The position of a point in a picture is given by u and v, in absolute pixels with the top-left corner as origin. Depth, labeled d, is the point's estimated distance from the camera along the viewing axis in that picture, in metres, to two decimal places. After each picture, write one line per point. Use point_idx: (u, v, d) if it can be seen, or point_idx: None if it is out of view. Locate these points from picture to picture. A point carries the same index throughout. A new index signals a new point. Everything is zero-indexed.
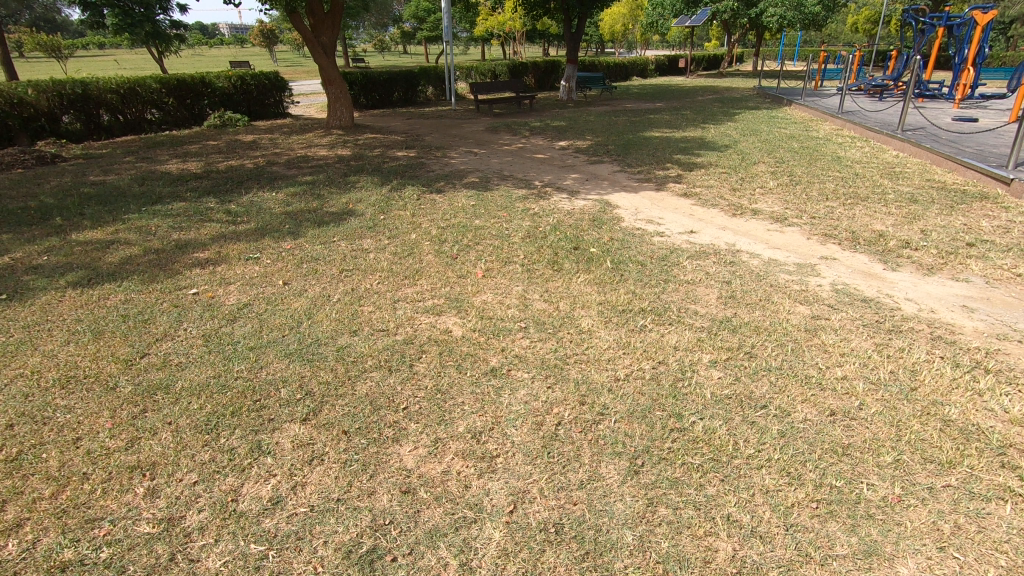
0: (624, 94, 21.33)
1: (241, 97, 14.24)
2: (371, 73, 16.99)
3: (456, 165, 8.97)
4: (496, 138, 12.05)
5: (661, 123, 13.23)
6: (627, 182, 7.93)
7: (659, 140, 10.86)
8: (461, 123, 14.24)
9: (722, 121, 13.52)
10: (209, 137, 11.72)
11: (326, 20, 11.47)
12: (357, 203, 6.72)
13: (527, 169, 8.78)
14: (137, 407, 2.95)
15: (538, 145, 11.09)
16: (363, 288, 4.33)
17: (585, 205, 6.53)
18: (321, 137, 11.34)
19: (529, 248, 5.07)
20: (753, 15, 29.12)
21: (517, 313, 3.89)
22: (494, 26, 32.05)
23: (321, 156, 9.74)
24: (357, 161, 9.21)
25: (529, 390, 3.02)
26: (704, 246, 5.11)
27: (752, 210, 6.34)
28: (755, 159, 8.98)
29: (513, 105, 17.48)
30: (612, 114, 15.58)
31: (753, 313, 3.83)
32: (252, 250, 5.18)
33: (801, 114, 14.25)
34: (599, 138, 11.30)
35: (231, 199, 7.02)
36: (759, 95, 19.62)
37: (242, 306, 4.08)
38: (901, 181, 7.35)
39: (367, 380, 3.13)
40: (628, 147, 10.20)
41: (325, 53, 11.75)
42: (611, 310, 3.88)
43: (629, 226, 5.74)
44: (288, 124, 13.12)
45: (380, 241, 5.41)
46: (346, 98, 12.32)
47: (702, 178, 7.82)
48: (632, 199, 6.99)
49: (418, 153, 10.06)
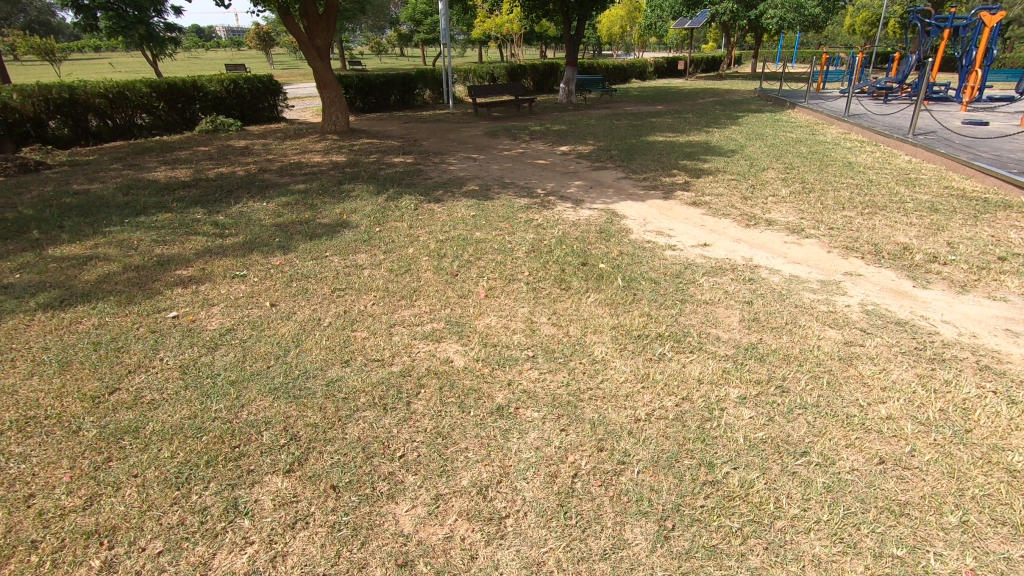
0: (624, 96, 21.04)
1: (233, 101, 13.91)
2: (367, 76, 16.68)
3: (454, 172, 8.66)
4: (495, 142, 11.75)
5: (664, 126, 12.96)
6: (632, 190, 7.63)
7: (663, 144, 10.57)
8: (459, 127, 13.93)
9: (726, 125, 13.25)
10: (200, 142, 11.40)
11: (321, 22, 11.18)
12: (352, 214, 6.40)
13: (528, 175, 8.48)
14: (100, 455, 2.62)
15: (539, 150, 10.79)
16: (357, 310, 4.02)
17: (590, 215, 6.24)
18: (315, 142, 11.03)
19: (534, 264, 4.76)
20: (753, 16, 28.87)
21: (524, 339, 3.58)
22: (491, 28, 31.76)
23: (315, 162, 9.42)
24: (352, 167, 8.90)
25: (540, 433, 2.71)
26: (719, 261, 4.82)
27: (766, 220, 6.05)
28: (764, 165, 8.70)
29: (512, 109, 17.19)
30: (613, 117, 15.31)
31: (780, 338, 3.52)
32: (238, 267, 4.86)
33: (806, 118, 13.99)
34: (601, 142, 11.01)
35: (219, 209, 6.70)
36: (761, 98, 19.36)
37: (224, 333, 3.75)
38: (918, 188, 7.07)
39: (359, 421, 2.82)
40: (632, 153, 9.90)
41: (319, 57, 11.46)
42: (626, 335, 3.58)
43: (639, 239, 5.45)
44: (282, 129, 12.81)
45: (375, 256, 5.09)
46: (341, 102, 12.00)
47: (710, 185, 7.53)
48: (639, 208, 6.70)
49: (416, 159, 9.75)
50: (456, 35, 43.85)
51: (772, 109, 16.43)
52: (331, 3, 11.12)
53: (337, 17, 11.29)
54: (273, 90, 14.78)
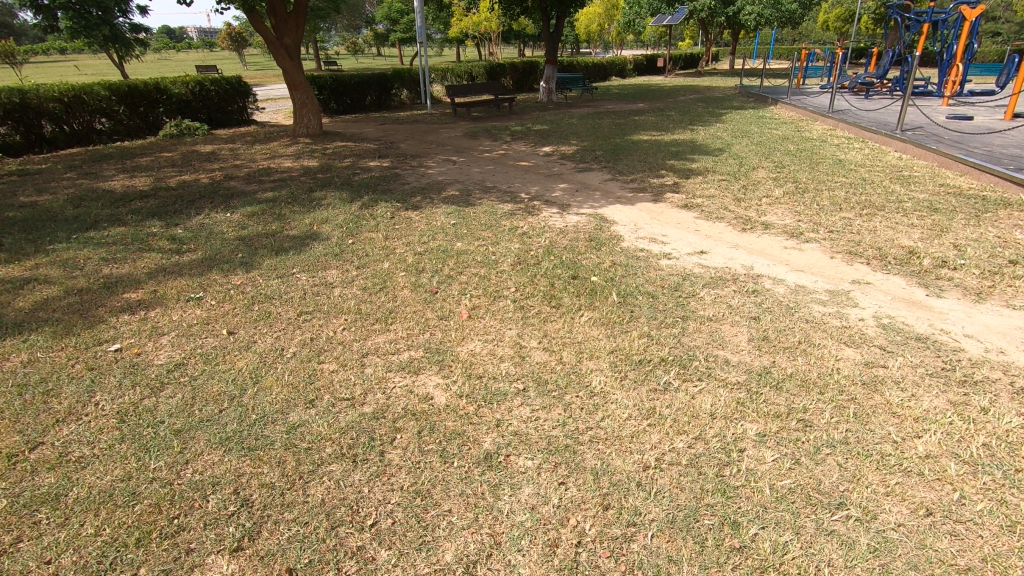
0: (605, 95, 20.78)
1: (200, 103, 13.30)
2: (341, 76, 16.15)
3: (433, 176, 8.25)
4: (475, 144, 11.35)
5: (648, 125, 12.69)
6: (620, 192, 7.31)
7: (648, 144, 10.28)
8: (438, 128, 13.50)
9: (710, 122, 13.04)
10: (164, 148, 10.81)
11: (290, 20, 10.67)
12: (323, 225, 5.96)
13: (511, 178, 8.11)
14: (8, 534, 2.18)
15: (521, 151, 10.41)
16: (325, 337, 3.60)
17: (579, 221, 5.91)
18: (286, 146, 10.53)
19: (521, 278, 4.38)
20: (731, 13, 28.83)
21: (513, 368, 3.19)
22: (469, 26, 31.27)
23: (285, 168, 8.92)
24: (325, 173, 8.43)
25: (536, 487, 2.33)
26: (719, 271, 4.50)
27: (762, 223, 5.77)
28: (753, 163, 8.44)
29: (491, 109, 16.80)
30: (596, 116, 15.02)
31: (795, 361, 3.20)
32: (194, 288, 4.40)
33: (789, 114, 13.83)
34: (585, 142, 10.69)
35: (178, 221, 6.20)
36: (742, 94, 19.22)
37: (173, 369, 3.30)
38: (914, 186, 6.85)
39: (324, 479, 2.41)
40: (617, 153, 9.59)
41: (289, 57, 10.93)
42: (626, 362, 3.22)
43: (631, 246, 5.12)
44: (251, 133, 12.26)
45: (348, 271, 4.67)
46: (313, 104, 11.42)
47: (701, 186, 7.24)
48: (629, 212, 6.38)
49: (392, 162, 9.31)
50: (433, 33, 43.27)
51: (755, 105, 16.27)
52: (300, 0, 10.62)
53: (307, 14, 10.80)
54: (242, 92, 14.19)
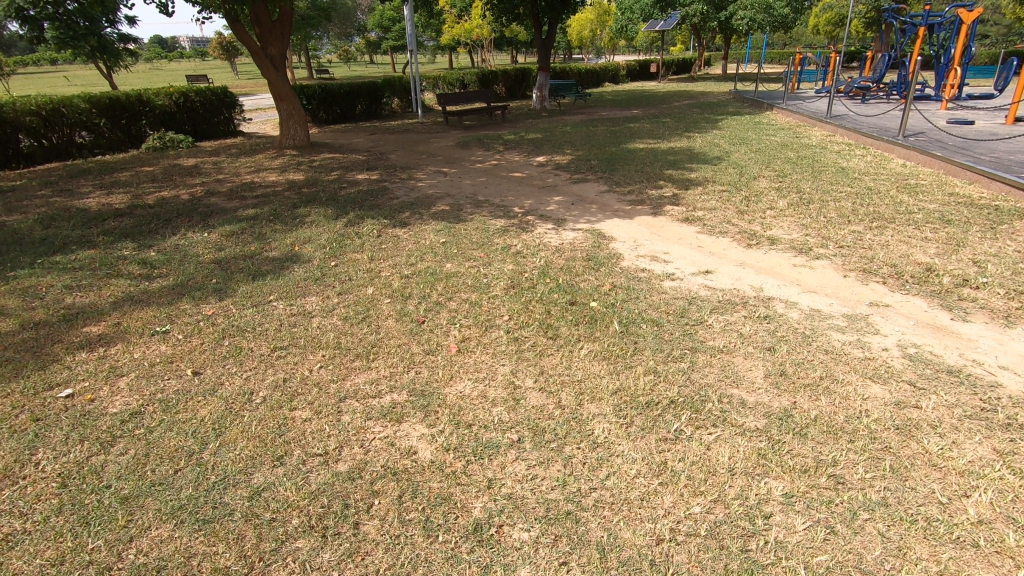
0: (598, 101, 20.56)
1: (185, 115, 12.97)
2: (330, 85, 15.86)
3: (423, 190, 7.94)
4: (467, 154, 11.05)
5: (643, 132, 12.45)
6: (617, 205, 7.02)
7: (645, 152, 10.01)
8: (429, 138, 13.20)
9: (706, 129, 12.81)
10: (145, 162, 10.47)
11: (274, 29, 10.38)
12: (304, 245, 5.64)
13: (504, 191, 7.81)
14: None
15: (514, 161, 10.13)
16: (299, 378, 3.27)
17: (576, 238, 5.61)
18: (272, 159, 10.21)
19: (514, 305, 4.07)
20: (723, 18, 28.75)
21: (506, 413, 2.88)
22: (461, 34, 31.05)
23: (269, 182, 8.59)
24: (311, 188, 8.11)
25: (534, 569, 2.01)
26: (727, 293, 4.21)
27: (768, 238, 5.49)
28: (754, 173, 8.18)
29: (484, 117, 16.53)
30: (590, 123, 14.78)
31: (817, 401, 2.89)
32: (161, 321, 4.06)
33: (786, 119, 13.62)
34: (580, 151, 10.42)
35: (152, 242, 5.87)
36: (737, 100, 19.04)
37: (127, 418, 2.96)
38: (922, 196, 6.60)
39: (289, 561, 2.08)
40: (613, 162, 9.31)
41: (274, 67, 10.64)
42: (632, 404, 2.91)
43: (632, 266, 4.83)
44: (237, 145, 11.93)
45: (328, 298, 4.35)
46: (300, 114, 11.13)
47: (701, 198, 6.97)
48: (628, 227, 6.10)
49: (381, 175, 8.99)
50: (425, 41, 43.09)
51: (750, 111, 16.07)
52: (285, 9, 10.35)
53: (292, 23, 10.53)
54: (228, 103, 13.85)
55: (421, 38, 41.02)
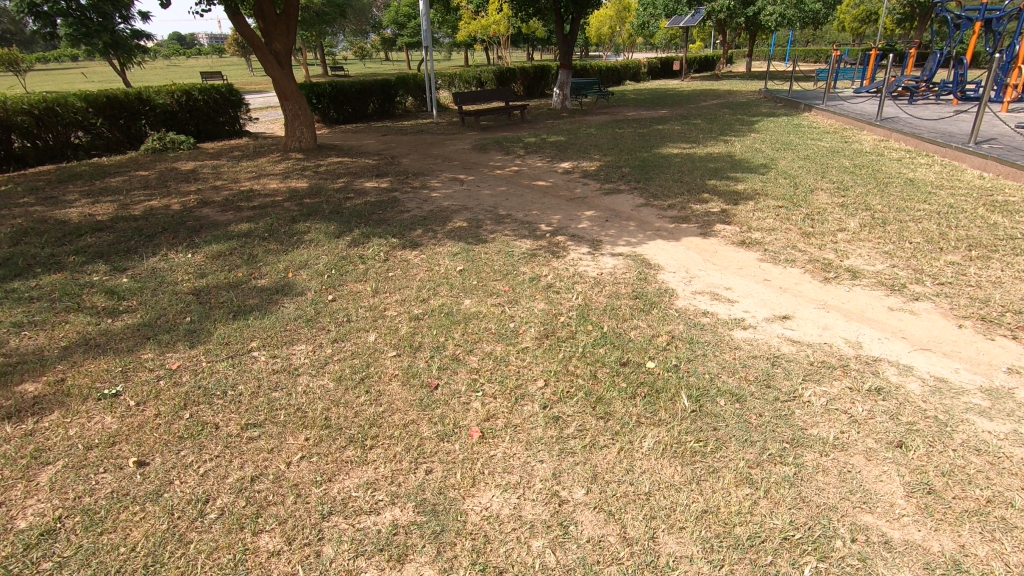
0: (620, 101, 19.62)
1: (188, 115, 12.33)
2: (342, 83, 15.13)
3: (438, 201, 7.14)
4: (485, 158, 10.23)
5: (674, 136, 11.54)
6: (659, 222, 6.15)
7: (680, 159, 9.13)
8: (445, 139, 12.40)
9: (743, 132, 11.87)
10: (141, 166, 9.81)
11: (279, 23, 9.64)
12: (299, 271, 4.86)
13: (527, 204, 6.98)
14: None
15: (537, 168, 9.29)
16: (272, 478, 2.47)
17: (616, 266, 4.78)
18: (275, 163, 9.49)
19: (551, 366, 3.23)
20: (750, 14, 27.58)
21: (552, 553, 2.05)
22: (478, 30, 30.22)
23: (269, 191, 7.85)
24: (314, 198, 7.35)
25: None
26: (817, 352, 3.34)
27: (848, 270, 4.60)
28: (810, 184, 7.26)
29: (502, 118, 15.70)
30: (615, 125, 13.90)
31: (996, 545, 2.03)
32: (112, 378, 3.28)
33: (830, 122, 12.61)
34: (608, 157, 9.57)
35: (128, 264, 5.14)
36: (769, 100, 17.99)
37: (34, 542, 2.17)
38: (1019, 217, 5.65)
39: None
40: (647, 170, 8.44)
41: (278, 63, 9.89)
42: (730, 544, 2.06)
43: (690, 306, 3.98)
44: (240, 147, 11.24)
45: (320, 349, 3.55)
46: (306, 115, 10.37)
47: (755, 215, 6.09)
48: (675, 251, 5.25)
49: (392, 183, 8.21)
50: (441, 37, 42.39)
51: (786, 112, 15.06)
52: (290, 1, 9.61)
53: (298, 17, 9.78)
54: (234, 102, 13.18)
55: (436, 34, 40.28)
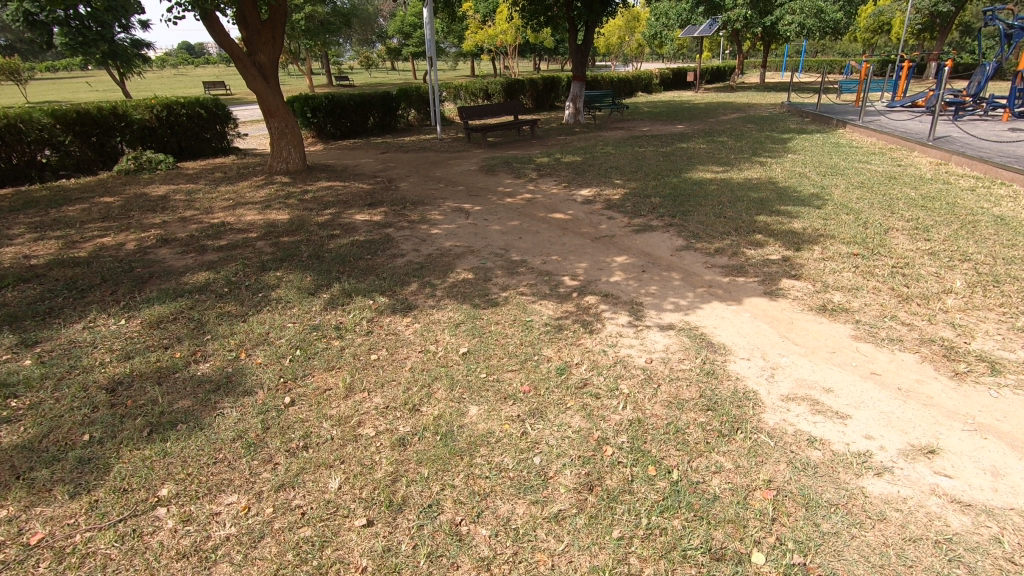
0: (636, 115, 18.58)
1: (169, 132, 11.31)
2: (339, 96, 14.13)
3: (438, 241, 6.04)
4: (494, 182, 9.15)
5: (703, 157, 10.44)
6: (707, 273, 5.03)
7: (716, 186, 8.02)
8: (449, 159, 11.36)
9: (777, 153, 10.78)
10: (108, 190, 8.77)
11: (263, 32, 8.60)
12: (256, 351, 3.75)
13: (545, 246, 5.88)
14: None
15: (552, 195, 8.20)
16: None
17: (670, 347, 3.64)
18: (256, 189, 8.45)
19: (601, 559, 2.09)
20: (769, 23, 26.51)
21: None
22: (484, 40, 29.36)
23: (244, 225, 6.77)
24: (293, 235, 6.26)
25: None
26: (1008, 532, 2.18)
27: (984, 359, 3.44)
28: (879, 222, 6.14)
29: (511, 133, 14.65)
30: (634, 143, 12.85)
31: None
32: None
33: (872, 141, 11.49)
34: (633, 182, 8.47)
35: (41, 334, 4.04)
36: (795, 115, 16.89)
37: None
38: None
39: None
40: (680, 201, 7.33)
41: (262, 76, 8.84)
42: None
43: (789, 427, 2.83)
44: (224, 168, 10.22)
45: (255, 508, 2.41)
46: (294, 132, 9.30)
47: (827, 267, 4.97)
48: (738, 321, 4.12)
49: (387, 214, 7.13)
50: (447, 47, 41.59)
51: (818, 129, 13.96)
52: (275, 7, 8.57)
53: (284, 25, 8.74)
54: (221, 116, 12.18)
55: (443, 43, 39.47)
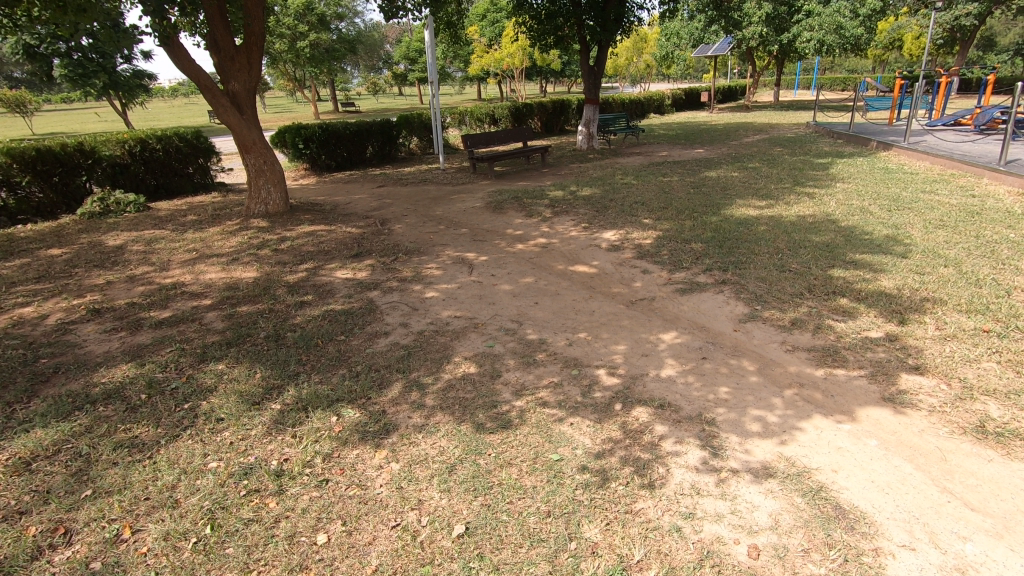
0: (652, 138, 17.49)
1: (144, 168, 10.28)
2: (334, 125, 13.10)
3: (432, 310, 4.82)
4: (502, 223, 7.97)
5: (739, 188, 9.23)
6: (790, 362, 3.74)
7: (766, 227, 6.79)
8: (452, 193, 10.22)
9: (822, 182, 9.56)
10: (60, 239, 7.65)
11: (237, 57, 7.54)
12: (151, 524, 2.50)
13: (567, 316, 4.64)
14: None
15: (571, 239, 6.98)
16: None
17: (780, 521, 2.35)
18: (228, 237, 7.32)
19: None
20: (785, 41, 25.34)
21: None
22: (490, 63, 28.63)
23: (200, 288, 5.59)
24: (253, 303, 5.06)
25: None
26: None
27: None
28: (994, 278, 4.84)
29: (520, 162, 13.55)
30: (657, 171, 11.67)
31: None
32: None
33: (927, 167, 10.22)
34: (665, 222, 7.26)
35: None
36: (826, 135, 15.71)
37: None
38: None
39: None
40: (726, 247, 6.09)
41: (237, 107, 7.75)
42: None
43: None
44: (200, 209, 9.13)
45: None
46: (274, 169, 8.18)
47: (960, 354, 3.65)
48: (864, 456, 2.79)
49: (374, 270, 5.94)
50: (453, 70, 41.09)
51: (856, 151, 12.76)
52: (251, 29, 7.52)
53: (262, 49, 7.67)
54: (203, 149, 11.16)
55: (448, 67, 38.91)
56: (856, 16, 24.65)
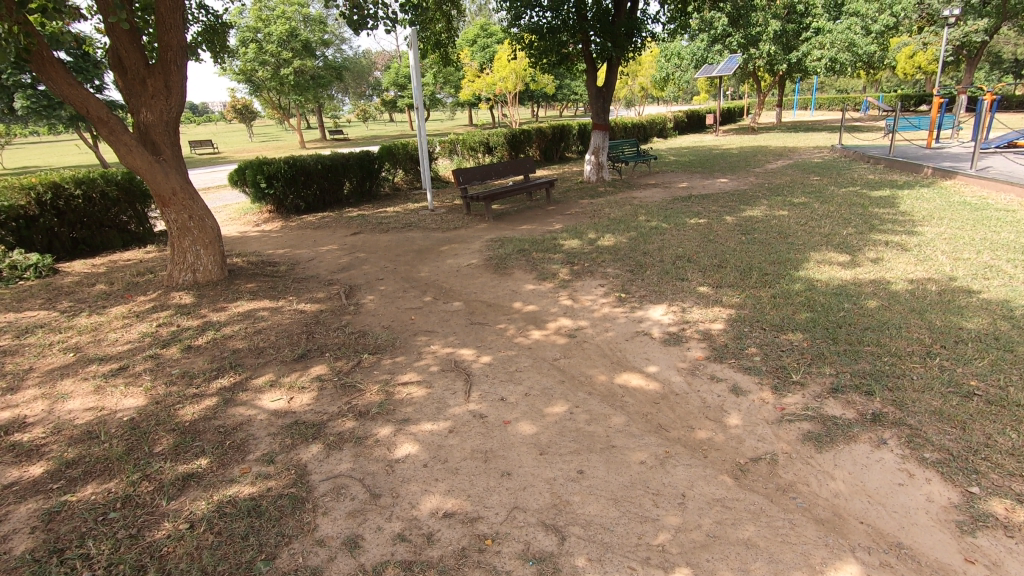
0: (665, 166, 15.78)
1: (58, 221, 8.26)
2: (301, 159, 11.17)
3: (404, 497, 2.79)
4: (508, 290, 6.02)
5: (802, 235, 7.35)
6: None
7: (878, 302, 4.85)
8: (443, 242, 8.29)
9: (898, 223, 7.73)
10: None
11: (148, 81, 5.65)
12: None
13: (641, 513, 2.62)
14: None
15: (607, 320, 5.02)
16: None
17: None
18: (132, 323, 5.30)
19: None
20: (794, 60, 23.76)
21: None
22: (482, 88, 26.99)
23: (41, 435, 3.53)
24: (105, 479, 3.01)
25: None
26: None
27: None
28: None
29: (520, 198, 11.69)
30: (686, 207, 9.84)
31: None
32: None
33: (1016, 202, 8.43)
34: (731, 292, 5.33)
35: None
36: (861, 160, 14.05)
37: None
38: None
39: None
40: (844, 342, 4.14)
41: (151, 146, 5.81)
42: None
43: None
44: (117, 275, 7.10)
45: None
46: (205, 225, 6.19)
47: None
48: None
49: (322, 391, 3.92)
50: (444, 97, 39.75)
51: (910, 180, 11.01)
52: (165, 42, 5.61)
53: (183, 69, 5.77)
54: (137, 194, 9.22)
55: (439, 95, 37.40)
56: (867, 33, 23.24)
